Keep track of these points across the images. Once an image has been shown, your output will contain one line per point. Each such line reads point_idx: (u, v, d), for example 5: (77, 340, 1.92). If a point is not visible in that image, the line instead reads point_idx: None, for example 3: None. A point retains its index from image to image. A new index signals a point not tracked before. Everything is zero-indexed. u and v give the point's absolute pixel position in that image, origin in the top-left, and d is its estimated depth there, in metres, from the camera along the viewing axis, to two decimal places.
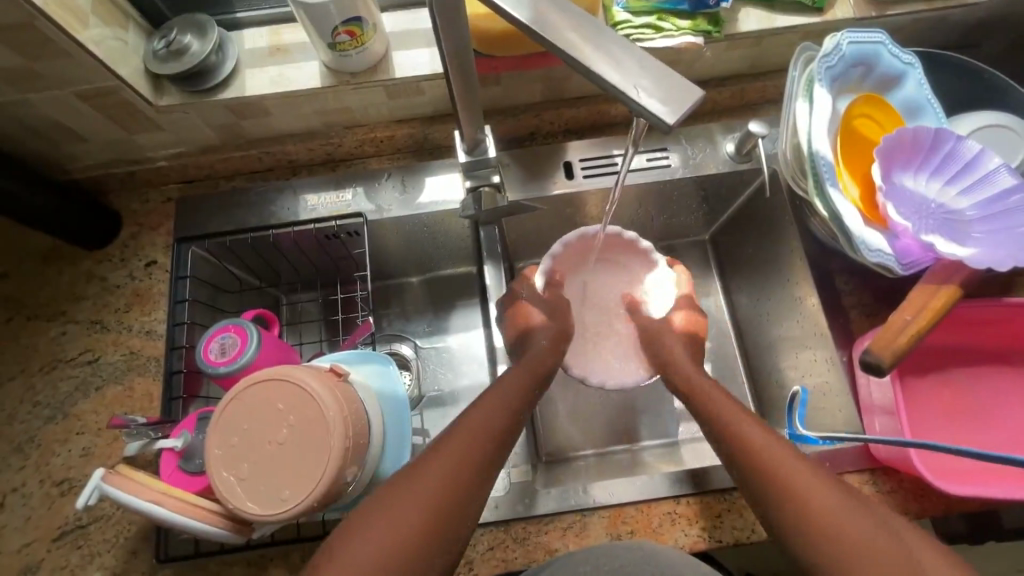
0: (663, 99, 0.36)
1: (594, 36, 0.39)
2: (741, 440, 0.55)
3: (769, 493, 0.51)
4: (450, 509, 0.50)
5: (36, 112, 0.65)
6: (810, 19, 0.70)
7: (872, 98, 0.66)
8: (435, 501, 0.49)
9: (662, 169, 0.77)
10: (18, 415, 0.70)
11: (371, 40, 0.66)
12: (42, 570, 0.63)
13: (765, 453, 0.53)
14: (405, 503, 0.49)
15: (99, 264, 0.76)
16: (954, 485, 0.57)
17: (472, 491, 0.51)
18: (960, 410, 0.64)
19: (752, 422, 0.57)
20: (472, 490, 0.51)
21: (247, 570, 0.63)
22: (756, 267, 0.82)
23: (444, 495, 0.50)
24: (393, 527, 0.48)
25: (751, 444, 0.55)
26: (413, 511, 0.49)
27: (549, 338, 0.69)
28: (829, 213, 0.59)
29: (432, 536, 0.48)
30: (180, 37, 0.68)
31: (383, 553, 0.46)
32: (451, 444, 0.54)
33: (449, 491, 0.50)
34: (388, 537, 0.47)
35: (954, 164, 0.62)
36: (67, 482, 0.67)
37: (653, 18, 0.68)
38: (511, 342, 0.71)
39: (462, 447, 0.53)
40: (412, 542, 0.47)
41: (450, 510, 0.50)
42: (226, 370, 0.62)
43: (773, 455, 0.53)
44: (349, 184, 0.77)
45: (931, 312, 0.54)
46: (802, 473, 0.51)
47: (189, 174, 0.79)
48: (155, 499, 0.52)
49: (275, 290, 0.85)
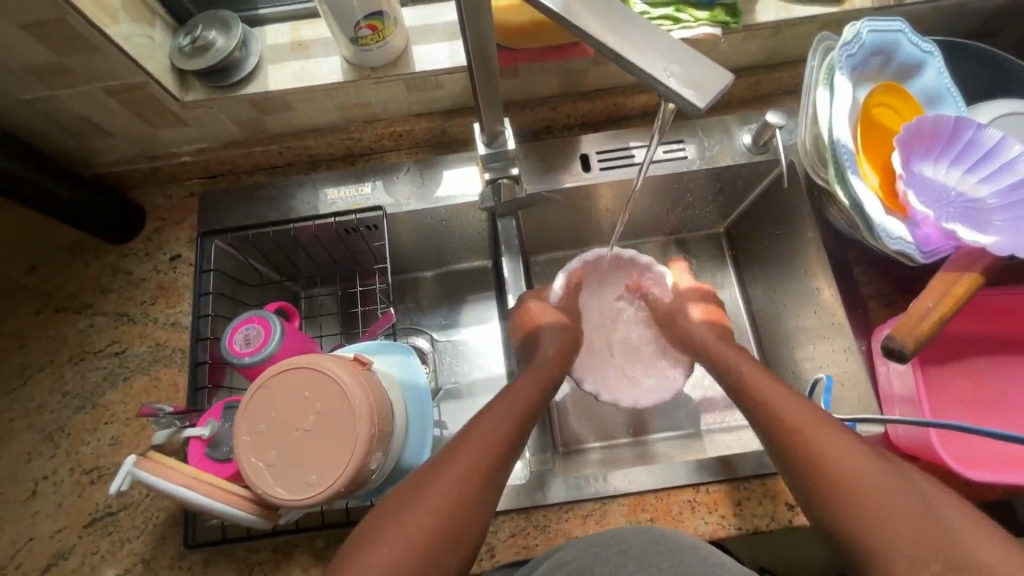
0: (694, 84, 0.37)
1: (620, 24, 0.40)
2: (777, 399, 0.58)
3: (802, 462, 0.52)
4: (456, 515, 0.50)
5: (66, 107, 0.67)
6: (827, 9, 0.71)
7: (892, 86, 0.67)
8: (446, 510, 0.50)
9: (679, 160, 0.77)
10: (49, 404, 0.71)
11: (392, 34, 0.67)
12: (73, 555, 0.65)
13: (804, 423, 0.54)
14: (437, 483, 0.51)
15: (125, 258, 0.78)
16: (975, 472, 0.57)
17: (478, 503, 0.52)
18: (981, 399, 0.64)
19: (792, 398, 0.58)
20: (477, 497, 0.52)
21: (273, 556, 0.64)
22: (771, 260, 0.82)
23: (449, 502, 0.50)
24: (400, 537, 0.48)
25: (782, 405, 0.57)
26: (418, 517, 0.49)
27: (561, 346, 0.69)
28: (850, 201, 0.60)
29: (443, 539, 0.49)
30: (205, 33, 0.69)
31: (415, 540, 0.48)
32: (459, 451, 0.54)
33: (455, 496, 0.51)
34: (424, 517, 0.49)
35: (976, 152, 0.62)
36: (97, 470, 0.68)
37: (671, 10, 0.69)
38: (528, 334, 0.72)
39: (473, 448, 0.54)
40: (450, 522, 0.50)
41: (461, 513, 0.50)
42: (251, 360, 0.63)
43: (797, 416, 0.55)
44: (368, 178, 0.78)
45: (952, 299, 0.54)
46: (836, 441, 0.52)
47: (212, 169, 0.80)
48: (189, 485, 0.53)
49: (295, 285, 0.86)
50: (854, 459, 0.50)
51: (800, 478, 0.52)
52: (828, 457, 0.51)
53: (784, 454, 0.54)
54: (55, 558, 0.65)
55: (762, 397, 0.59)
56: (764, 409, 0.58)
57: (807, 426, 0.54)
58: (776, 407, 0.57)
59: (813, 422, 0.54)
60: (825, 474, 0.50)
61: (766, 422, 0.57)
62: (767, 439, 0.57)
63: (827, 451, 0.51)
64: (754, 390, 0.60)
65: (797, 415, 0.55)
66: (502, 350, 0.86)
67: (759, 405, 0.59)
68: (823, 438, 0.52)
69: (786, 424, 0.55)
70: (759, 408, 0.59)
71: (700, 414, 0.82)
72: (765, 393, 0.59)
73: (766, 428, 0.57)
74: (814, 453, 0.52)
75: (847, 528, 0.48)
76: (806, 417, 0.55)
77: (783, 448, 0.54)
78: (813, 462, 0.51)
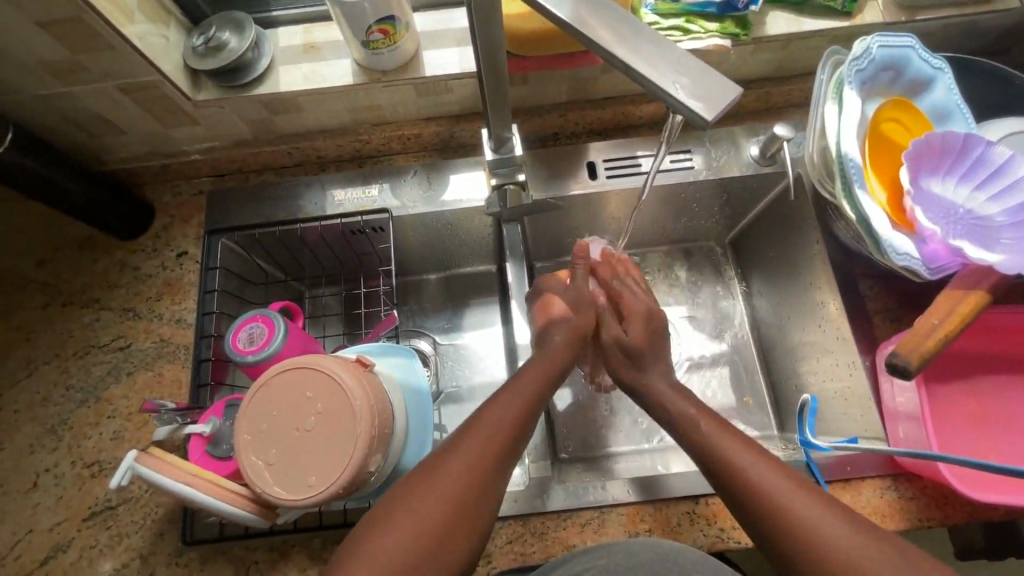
0: (701, 97, 0.37)
1: (631, 36, 0.40)
2: (714, 435, 0.55)
3: (740, 492, 0.50)
4: (452, 527, 0.48)
5: (81, 104, 0.68)
6: (838, 23, 0.71)
7: (900, 102, 0.67)
8: (459, 503, 0.49)
9: (685, 170, 0.77)
10: (53, 397, 0.72)
11: (403, 39, 0.68)
12: (71, 549, 0.65)
13: (735, 451, 0.53)
14: (451, 469, 0.51)
15: (132, 254, 0.78)
16: (981, 493, 0.57)
17: (479, 512, 0.50)
18: (989, 419, 0.64)
19: (721, 427, 0.56)
20: (473, 511, 0.50)
21: (269, 556, 0.64)
22: (777, 272, 0.81)
23: (442, 519, 0.48)
24: (392, 549, 0.46)
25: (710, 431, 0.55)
26: (429, 511, 0.48)
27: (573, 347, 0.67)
28: (856, 216, 0.60)
29: (457, 519, 0.49)
30: (218, 34, 0.70)
31: (431, 523, 0.48)
32: (456, 460, 0.52)
33: (449, 511, 0.49)
34: (439, 499, 0.49)
35: (984, 170, 0.61)
36: (98, 464, 0.69)
37: (681, 20, 0.69)
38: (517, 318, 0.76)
39: (468, 456, 0.52)
40: (463, 504, 0.49)
41: (458, 531, 0.49)
42: (254, 359, 0.63)
43: (741, 455, 0.52)
44: (375, 180, 0.79)
45: (958, 317, 0.54)
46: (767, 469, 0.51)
47: (221, 168, 0.81)
48: (189, 482, 0.53)
49: (299, 284, 0.87)
50: (807, 498, 0.48)
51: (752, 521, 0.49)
52: (766, 481, 0.50)
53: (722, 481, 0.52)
54: (54, 551, 0.65)
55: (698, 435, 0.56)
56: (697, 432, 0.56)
57: (753, 464, 0.51)
58: (716, 445, 0.54)
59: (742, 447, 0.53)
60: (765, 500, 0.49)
61: (700, 447, 0.55)
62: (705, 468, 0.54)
63: (778, 490, 0.49)
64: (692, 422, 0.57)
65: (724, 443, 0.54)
66: (503, 354, 0.86)
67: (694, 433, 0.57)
68: (772, 475, 0.50)
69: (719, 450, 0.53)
70: (696, 444, 0.56)
71: None
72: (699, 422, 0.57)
73: (707, 466, 0.54)
74: (749, 478, 0.50)
75: (794, 557, 0.46)
76: (735, 442, 0.54)
77: (718, 471, 0.53)
78: (764, 504, 0.49)
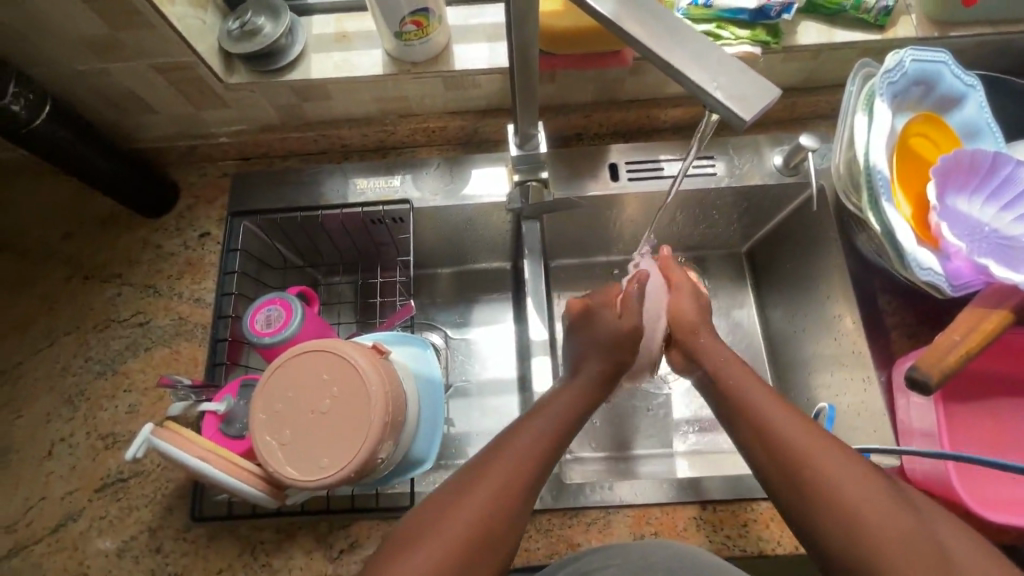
0: (739, 98, 0.38)
1: (671, 35, 0.40)
2: (770, 412, 0.52)
3: (766, 450, 0.51)
4: (478, 545, 0.47)
5: (116, 82, 0.69)
6: (870, 35, 0.70)
7: (930, 117, 0.66)
8: (482, 516, 0.48)
9: (707, 177, 0.77)
10: (71, 368, 0.73)
11: (435, 32, 0.68)
12: (82, 518, 0.66)
13: (770, 413, 0.52)
14: (486, 482, 0.50)
15: (155, 232, 0.79)
16: (996, 514, 0.57)
17: (509, 527, 0.49)
18: (1004, 440, 0.63)
19: (762, 389, 0.55)
20: (498, 532, 0.48)
21: (276, 537, 0.65)
22: (794, 283, 0.81)
23: (470, 535, 0.47)
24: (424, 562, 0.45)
25: (747, 390, 0.55)
26: (461, 522, 0.47)
27: None
28: (882, 229, 0.59)
29: (488, 533, 0.47)
30: (254, 19, 0.71)
31: (463, 535, 0.47)
32: (489, 474, 0.50)
33: (476, 530, 0.47)
34: (474, 512, 0.48)
35: (1012, 190, 0.61)
36: (112, 437, 0.70)
37: (713, 26, 0.69)
38: (531, 316, 0.76)
39: (497, 473, 0.50)
40: (495, 519, 0.48)
41: (483, 553, 0.47)
42: (270, 341, 0.64)
43: (792, 431, 0.50)
44: (398, 171, 0.79)
45: (980, 334, 0.54)
46: (800, 431, 0.50)
47: (247, 152, 0.82)
48: (203, 457, 0.54)
49: (315, 271, 0.87)
50: (838, 470, 0.47)
51: (787, 495, 0.49)
52: (791, 441, 0.50)
53: (749, 439, 0.53)
54: (65, 519, 0.66)
55: (752, 411, 0.53)
56: (734, 395, 0.56)
57: (811, 449, 0.49)
58: (769, 424, 0.52)
59: (777, 408, 0.53)
60: (789, 460, 0.49)
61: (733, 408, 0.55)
62: (735, 425, 0.55)
63: (832, 478, 0.47)
64: (740, 400, 0.55)
65: (762, 405, 0.53)
66: (513, 352, 0.86)
67: (730, 398, 0.56)
68: (830, 462, 0.48)
69: (752, 415, 0.53)
70: (740, 413, 0.54)
71: (713, 433, 0.81)
72: (753, 398, 0.54)
73: (748, 437, 0.53)
74: (777, 438, 0.51)
75: (806, 515, 0.47)
76: (771, 403, 0.53)
77: (746, 428, 0.53)
78: (786, 460, 0.49)
